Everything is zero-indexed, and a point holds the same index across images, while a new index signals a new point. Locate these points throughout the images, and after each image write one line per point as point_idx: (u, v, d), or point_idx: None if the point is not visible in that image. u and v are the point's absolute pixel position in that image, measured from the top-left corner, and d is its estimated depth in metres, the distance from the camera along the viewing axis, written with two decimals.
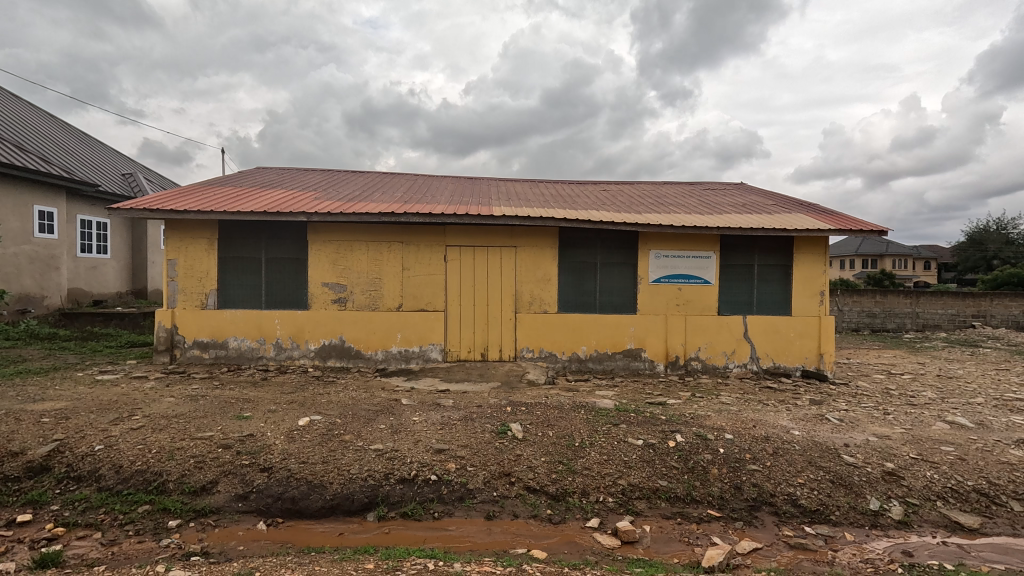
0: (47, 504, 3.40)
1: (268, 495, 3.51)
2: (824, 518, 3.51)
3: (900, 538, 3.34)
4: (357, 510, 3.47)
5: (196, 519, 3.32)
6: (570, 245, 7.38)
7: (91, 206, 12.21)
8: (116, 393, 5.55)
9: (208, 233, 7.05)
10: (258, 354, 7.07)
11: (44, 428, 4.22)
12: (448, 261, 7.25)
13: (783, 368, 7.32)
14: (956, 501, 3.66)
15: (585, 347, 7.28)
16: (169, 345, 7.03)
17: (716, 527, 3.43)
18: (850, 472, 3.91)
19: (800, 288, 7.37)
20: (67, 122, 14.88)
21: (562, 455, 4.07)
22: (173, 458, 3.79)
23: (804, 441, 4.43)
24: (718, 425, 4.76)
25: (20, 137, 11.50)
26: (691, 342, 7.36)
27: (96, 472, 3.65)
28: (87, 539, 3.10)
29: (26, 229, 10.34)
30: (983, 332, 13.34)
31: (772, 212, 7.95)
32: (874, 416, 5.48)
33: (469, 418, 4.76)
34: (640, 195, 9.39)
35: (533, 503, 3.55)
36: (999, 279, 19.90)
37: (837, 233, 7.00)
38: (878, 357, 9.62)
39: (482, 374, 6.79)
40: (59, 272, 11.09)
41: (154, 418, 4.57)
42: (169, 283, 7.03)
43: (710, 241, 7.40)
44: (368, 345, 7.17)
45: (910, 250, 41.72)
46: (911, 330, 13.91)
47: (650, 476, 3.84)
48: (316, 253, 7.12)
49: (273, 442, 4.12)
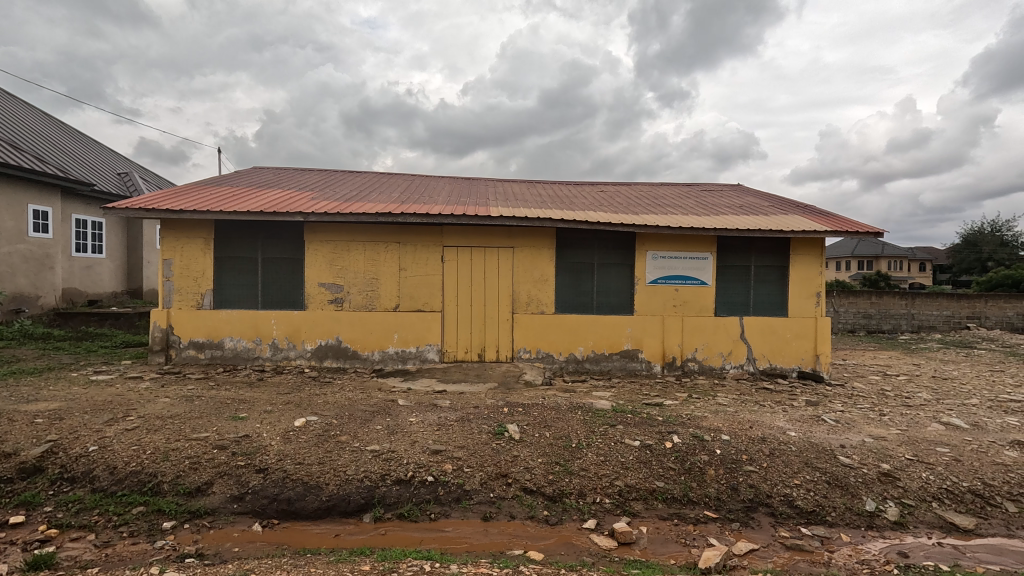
0: (40, 506, 3.37)
1: (263, 496, 3.49)
2: (820, 519, 3.51)
3: (895, 538, 3.36)
4: (353, 511, 3.46)
5: (190, 521, 3.30)
6: (568, 246, 7.38)
7: (86, 206, 12.13)
8: (111, 394, 5.51)
9: (203, 233, 7.02)
10: (254, 355, 7.04)
11: (38, 429, 4.19)
12: (445, 262, 7.24)
13: (779, 369, 7.34)
14: (951, 502, 3.68)
15: (581, 348, 7.28)
16: (164, 345, 7.00)
17: (712, 528, 3.43)
18: (846, 474, 3.92)
19: (796, 289, 7.39)
20: (63, 121, 14.82)
21: (559, 456, 4.07)
22: (168, 459, 3.76)
23: (800, 442, 4.45)
24: (715, 426, 4.77)
25: (16, 136, 11.45)
26: (687, 343, 7.37)
27: (89, 473, 3.62)
28: (81, 541, 3.08)
29: (21, 228, 10.28)
30: (977, 333, 13.42)
31: (769, 214, 7.98)
32: (870, 417, 5.50)
33: (466, 419, 4.75)
34: (637, 196, 9.40)
35: (530, 504, 3.54)
36: (994, 280, 20.05)
37: (833, 234, 7.03)
38: (874, 358, 9.66)
39: (479, 375, 6.78)
40: (54, 272, 11.02)
41: (149, 419, 4.54)
42: (165, 283, 6.99)
43: (707, 243, 7.42)
44: (365, 345, 7.15)
45: (905, 252, 41.97)
46: (906, 331, 13.98)
47: (647, 477, 3.84)
48: (313, 253, 7.10)
49: (269, 443, 4.10)
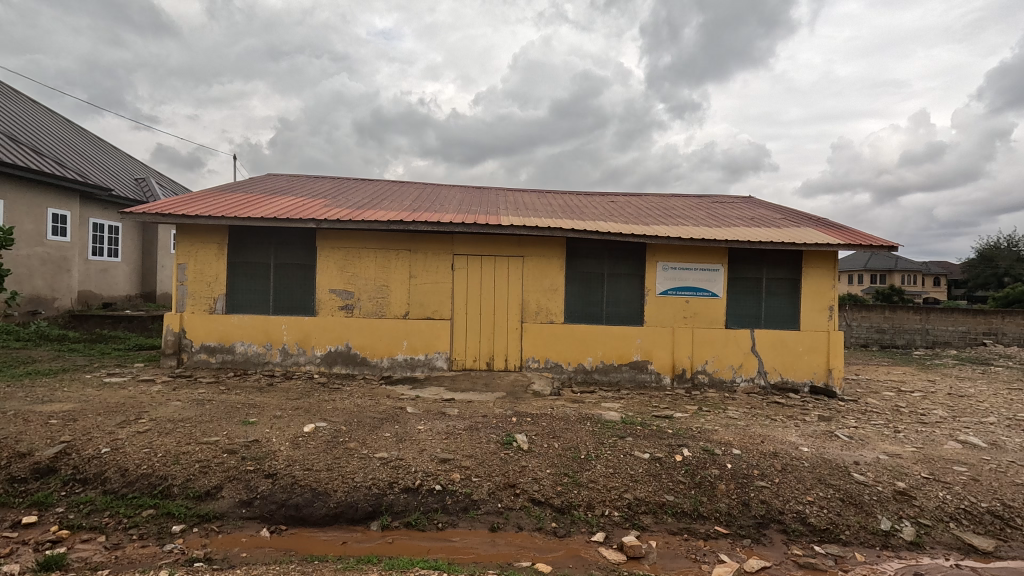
0: (52, 506, 3.41)
1: (272, 501, 3.50)
2: (833, 538, 3.44)
3: (911, 559, 3.27)
4: (361, 519, 3.46)
5: (199, 525, 3.32)
6: (577, 255, 7.38)
7: (104, 210, 12.37)
8: (123, 396, 5.56)
9: (217, 238, 7.12)
10: (264, 360, 7.09)
11: (51, 430, 4.24)
12: (455, 270, 7.27)
13: (791, 384, 7.24)
14: (970, 523, 3.59)
15: (591, 358, 7.25)
16: (176, 349, 7.08)
17: (723, 544, 3.38)
18: (860, 491, 3.84)
19: (808, 302, 7.32)
20: (82, 127, 15.15)
21: (568, 467, 4.04)
22: (178, 463, 3.79)
23: (813, 458, 4.37)
24: (726, 440, 4.71)
25: (36, 141, 11.72)
26: (698, 356, 7.29)
27: (101, 474, 3.66)
28: (91, 543, 3.10)
29: (39, 231, 10.48)
30: (994, 350, 13.16)
31: (781, 226, 7.93)
32: (884, 434, 5.39)
33: (474, 428, 4.74)
34: (647, 207, 9.39)
35: (538, 516, 3.52)
36: (1010, 296, 19.73)
37: (846, 248, 6.96)
38: (887, 374, 9.51)
39: (487, 384, 6.75)
40: (70, 274, 11.22)
41: (161, 422, 4.58)
42: (179, 287, 7.09)
43: (717, 254, 7.38)
44: (374, 352, 7.17)
45: (919, 266, 41.41)
46: (921, 347, 13.75)
47: (657, 490, 3.79)
48: (325, 260, 7.17)
49: (278, 448, 4.12)
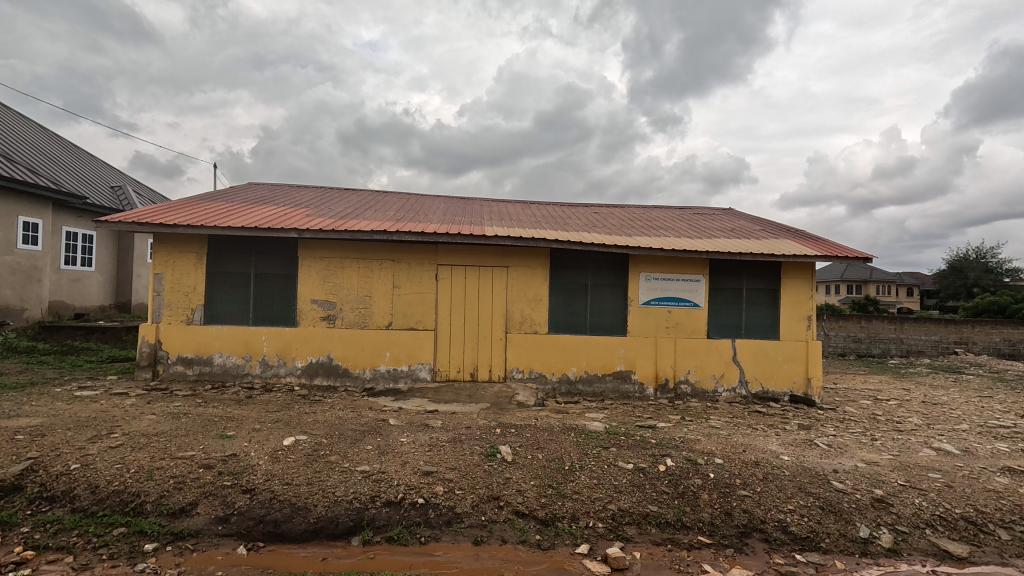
0: (17, 526, 3.27)
1: (250, 517, 3.40)
2: (814, 546, 3.48)
3: (890, 566, 3.32)
4: (341, 534, 3.39)
5: (173, 543, 3.21)
6: (561, 265, 7.43)
7: (78, 218, 12.07)
8: (94, 410, 5.39)
9: (196, 248, 6.99)
10: (243, 372, 6.95)
11: (18, 446, 4.08)
12: (439, 280, 7.25)
13: (771, 393, 7.36)
14: (945, 529, 3.67)
15: (575, 369, 7.26)
16: (152, 360, 6.89)
17: (705, 554, 3.38)
18: (839, 499, 3.91)
19: (787, 312, 7.46)
20: (58, 135, 14.89)
21: (552, 478, 4.02)
22: (151, 479, 3.67)
23: (793, 466, 4.44)
24: (708, 449, 4.75)
25: (10, 148, 11.46)
26: (681, 365, 7.36)
27: (70, 492, 3.52)
28: (57, 564, 2.96)
29: (9, 240, 10.17)
30: (966, 358, 13.59)
31: (761, 237, 8.09)
32: (862, 442, 5.50)
33: (458, 440, 4.70)
34: (629, 218, 9.51)
35: (522, 528, 3.49)
36: (978, 306, 20.47)
37: (823, 258, 7.13)
38: (864, 382, 9.71)
39: (471, 395, 6.72)
40: (40, 284, 10.86)
41: (133, 436, 4.44)
42: (155, 298, 6.93)
43: (699, 264, 7.49)
44: (357, 363, 7.08)
45: (894, 277, 42.61)
46: (896, 355, 14.11)
47: (640, 501, 3.80)
48: (307, 270, 7.09)
49: (257, 462, 4.03)
